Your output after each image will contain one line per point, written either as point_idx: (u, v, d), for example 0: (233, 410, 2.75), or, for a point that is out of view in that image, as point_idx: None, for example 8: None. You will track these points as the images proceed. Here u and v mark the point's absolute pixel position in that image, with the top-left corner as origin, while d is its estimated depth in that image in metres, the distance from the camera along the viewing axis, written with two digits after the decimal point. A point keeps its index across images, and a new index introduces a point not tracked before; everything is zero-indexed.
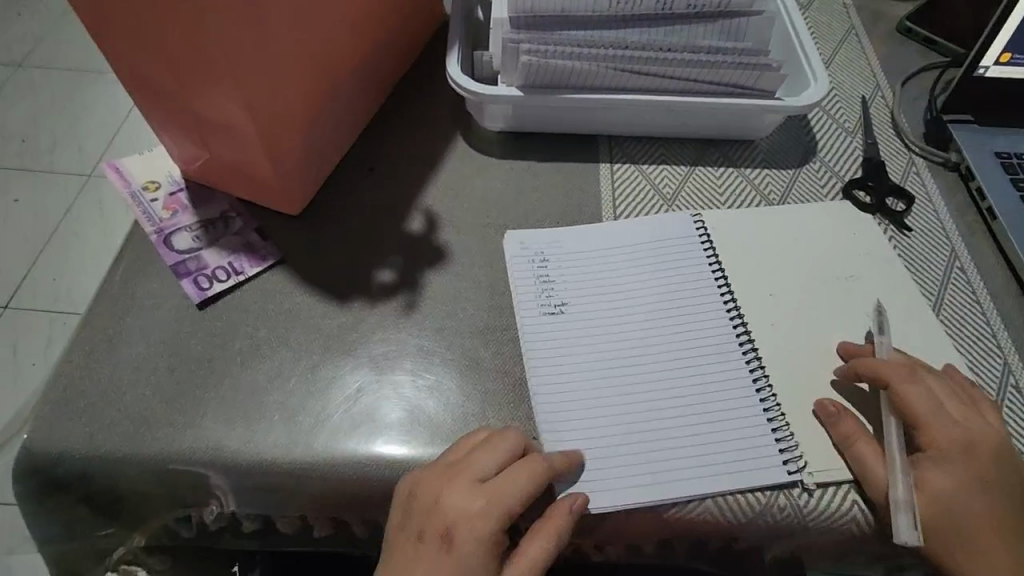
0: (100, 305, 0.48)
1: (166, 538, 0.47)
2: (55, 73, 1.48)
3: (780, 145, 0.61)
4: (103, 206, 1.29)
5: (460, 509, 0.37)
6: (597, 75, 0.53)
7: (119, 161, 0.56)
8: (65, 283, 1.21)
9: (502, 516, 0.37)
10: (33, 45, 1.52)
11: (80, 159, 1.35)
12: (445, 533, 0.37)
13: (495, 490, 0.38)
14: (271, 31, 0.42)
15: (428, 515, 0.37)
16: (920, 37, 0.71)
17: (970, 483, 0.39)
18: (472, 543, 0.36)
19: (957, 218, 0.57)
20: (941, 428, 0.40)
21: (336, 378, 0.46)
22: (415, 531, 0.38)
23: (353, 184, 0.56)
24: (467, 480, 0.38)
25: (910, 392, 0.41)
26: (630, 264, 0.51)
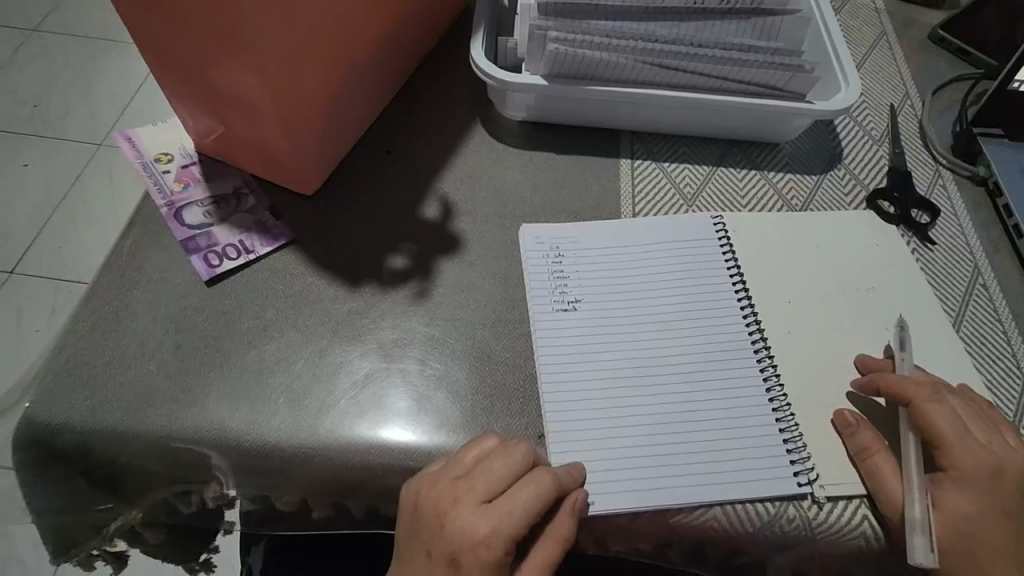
0: (108, 277, 0.47)
1: (165, 514, 0.46)
2: (69, 39, 1.46)
3: (805, 149, 0.59)
4: (111, 176, 1.28)
5: (465, 533, 0.35)
6: (624, 67, 0.52)
7: (132, 131, 0.55)
8: (70, 252, 1.20)
9: (505, 539, 0.35)
10: (47, 10, 1.51)
11: (89, 128, 1.34)
12: (449, 555, 0.35)
13: (499, 513, 0.36)
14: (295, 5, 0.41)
15: (434, 531, 0.36)
16: (954, 45, 0.70)
17: (989, 507, 0.38)
18: (477, 570, 0.35)
19: (982, 235, 0.55)
20: (963, 449, 0.39)
21: (344, 363, 0.45)
22: (422, 550, 0.36)
23: (370, 167, 0.55)
24: (471, 499, 0.37)
25: (935, 410, 0.40)
26: (647, 264, 0.50)
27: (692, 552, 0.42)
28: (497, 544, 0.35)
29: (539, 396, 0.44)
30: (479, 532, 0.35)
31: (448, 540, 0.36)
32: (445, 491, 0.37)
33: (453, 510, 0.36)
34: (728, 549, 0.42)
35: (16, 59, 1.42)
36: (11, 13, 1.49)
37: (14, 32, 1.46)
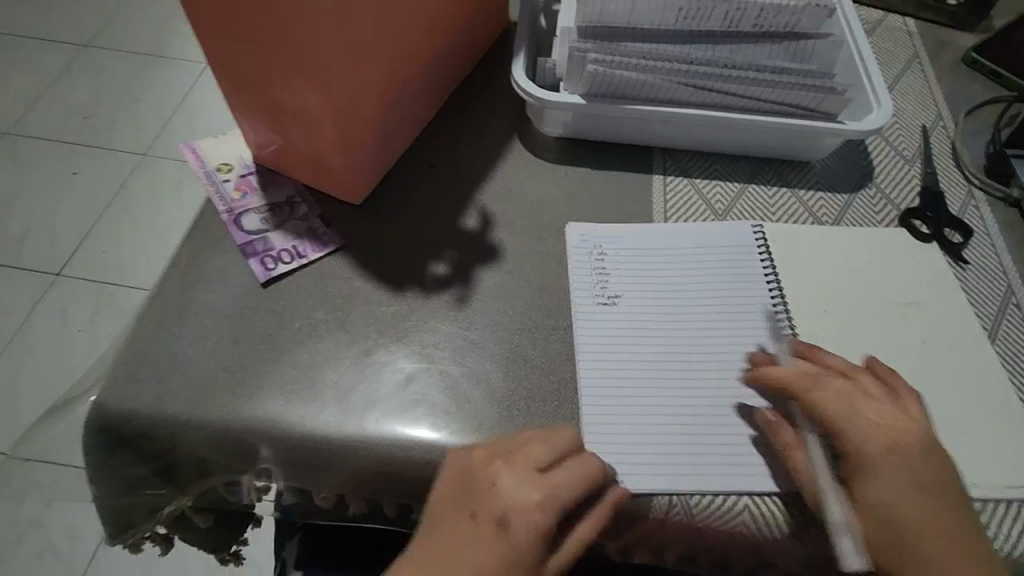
0: (173, 277, 0.50)
1: (213, 500, 0.49)
2: (121, 55, 1.55)
3: (836, 168, 0.61)
4: (156, 184, 1.34)
5: (517, 496, 0.37)
6: (660, 88, 0.54)
7: (195, 142, 0.59)
8: (117, 256, 1.26)
9: (557, 505, 0.37)
10: (103, 27, 1.60)
11: (138, 139, 1.41)
12: (498, 515, 0.37)
13: (551, 480, 0.38)
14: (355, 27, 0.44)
15: (481, 498, 0.38)
16: (986, 68, 0.71)
17: (919, 497, 0.37)
18: (528, 531, 0.36)
19: (1015, 255, 0.56)
20: (853, 434, 0.39)
21: (388, 364, 0.47)
22: (467, 511, 0.38)
23: (414, 179, 0.58)
24: (526, 466, 0.38)
25: (821, 398, 0.41)
26: (686, 265, 0.52)
27: (720, 553, 0.43)
28: (548, 510, 0.37)
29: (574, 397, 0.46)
30: (530, 497, 0.37)
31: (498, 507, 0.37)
32: (493, 465, 0.39)
33: (499, 480, 0.38)
34: (757, 554, 0.43)
35: (73, 74, 1.51)
36: (68, 30, 1.58)
37: (72, 48, 1.55)
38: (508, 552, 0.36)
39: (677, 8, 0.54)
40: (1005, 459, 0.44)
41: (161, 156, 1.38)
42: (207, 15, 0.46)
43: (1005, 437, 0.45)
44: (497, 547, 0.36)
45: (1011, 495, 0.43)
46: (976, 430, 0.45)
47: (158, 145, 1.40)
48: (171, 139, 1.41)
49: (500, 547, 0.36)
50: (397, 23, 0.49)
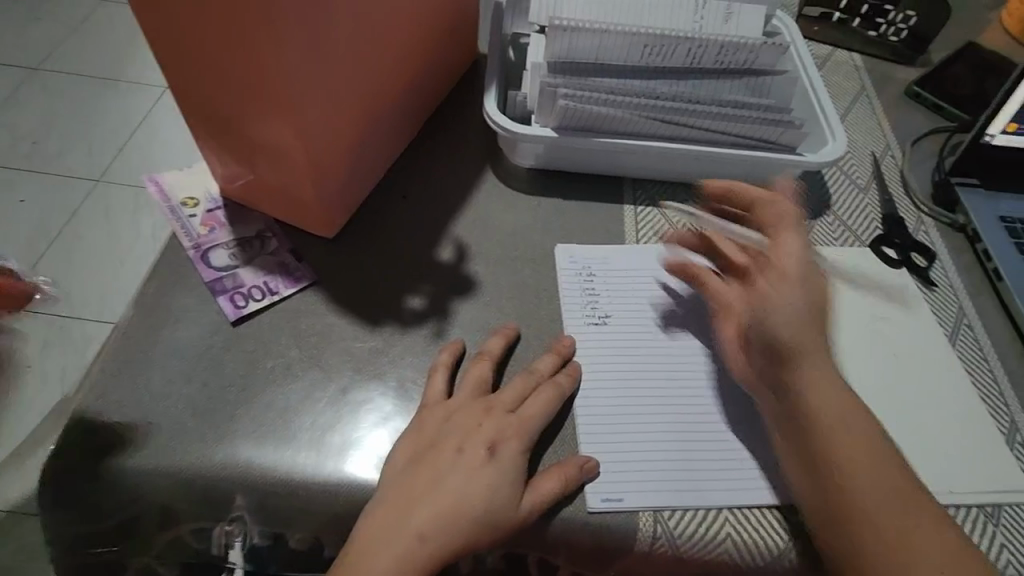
0: (136, 316, 0.49)
1: (178, 552, 0.47)
2: (73, 79, 1.50)
3: (796, 197, 0.63)
4: (109, 211, 1.29)
5: (501, 430, 0.43)
6: (628, 121, 0.55)
7: (160, 175, 0.57)
8: (66, 287, 1.20)
9: (528, 435, 0.43)
10: (52, 50, 1.55)
11: (90, 165, 1.36)
12: (490, 443, 0.42)
13: (524, 417, 0.44)
14: (327, 63, 0.44)
15: (462, 433, 0.42)
16: (928, 101, 0.75)
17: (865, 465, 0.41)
18: (513, 460, 0.42)
19: (965, 278, 0.59)
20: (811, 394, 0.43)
21: (365, 402, 0.46)
22: (452, 445, 0.42)
23: (387, 211, 0.57)
24: (501, 407, 0.44)
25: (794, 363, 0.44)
26: (673, 289, 0.54)
27: None
28: (523, 437, 0.43)
29: (558, 428, 0.46)
30: (508, 427, 0.43)
31: (485, 440, 0.42)
32: (475, 403, 0.44)
33: (486, 414, 0.43)
34: None
35: (19, 97, 1.45)
36: (15, 53, 1.53)
37: (19, 71, 1.50)
38: (498, 477, 0.41)
39: (641, 45, 0.56)
40: (965, 476, 0.46)
41: (115, 182, 1.34)
42: (171, 48, 0.45)
43: (963, 453, 0.48)
44: (483, 470, 0.41)
45: (972, 510, 0.45)
46: (937, 450, 0.47)
47: (112, 172, 1.35)
48: (125, 164, 1.37)
49: (491, 472, 0.41)
50: (366, 57, 0.49)
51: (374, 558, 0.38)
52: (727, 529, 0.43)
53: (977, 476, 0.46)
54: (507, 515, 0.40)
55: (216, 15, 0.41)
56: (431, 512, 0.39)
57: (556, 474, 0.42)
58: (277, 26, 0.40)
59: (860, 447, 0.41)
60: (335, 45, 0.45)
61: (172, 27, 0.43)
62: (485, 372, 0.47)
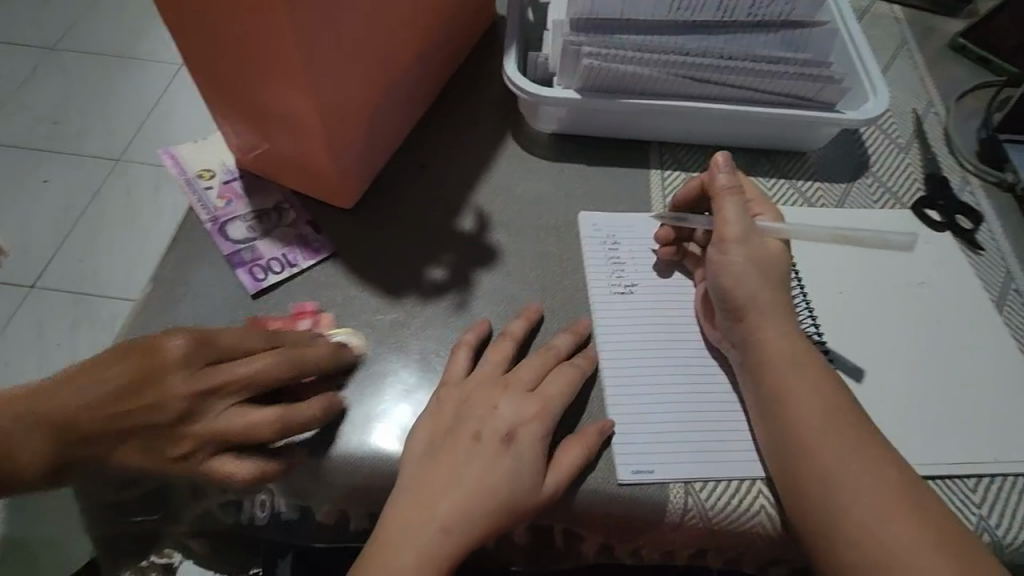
0: (156, 291, 0.48)
1: (207, 523, 0.47)
2: (88, 57, 1.49)
3: (832, 157, 0.60)
4: (128, 190, 1.30)
5: (516, 415, 0.41)
6: (657, 79, 0.53)
7: (174, 147, 0.56)
8: (91, 266, 1.22)
9: (549, 417, 0.41)
10: (67, 28, 1.54)
11: (108, 144, 1.36)
12: (504, 432, 0.40)
13: (543, 396, 0.42)
14: (337, 23, 0.42)
15: (484, 410, 0.41)
16: (973, 54, 0.71)
17: (836, 423, 0.39)
18: (530, 444, 0.40)
19: (1013, 241, 0.56)
20: (775, 350, 0.42)
21: (388, 374, 0.46)
22: (468, 434, 0.40)
23: (405, 180, 0.56)
24: (519, 387, 0.42)
25: (761, 321, 0.43)
26: None
27: (732, 554, 0.43)
28: (544, 419, 0.41)
29: (585, 400, 0.45)
30: (531, 404, 0.41)
31: (509, 417, 0.41)
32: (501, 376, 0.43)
33: (504, 392, 0.42)
34: (774, 553, 0.42)
35: (37, 77, 1.45)
36: (31, 33, 1.52)
37: (36, 51, 1.49)
38: (515, 464, 0.39)
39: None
40: (1013, 446, 0.44)
41: (134, 161, 1.34)
42: (178, 10, 0.43)
43: (1010, 424, 0.45)
44: (499, 459, 0.39)
45: (1018, 480, 0.43)
46: (982, 420, 0.45)
47: (131, 151, 1.35)
48: (143, 143, 1.37)
49: (508, 460, 0.39)
50: (379, 16, 0.46)
51: (400, 531, 0.38)
52: (761, 501, 0.41)
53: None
54: (529, 495, 0.39)
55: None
56: (450, 492, 0.38)
57: (577, 443, 0.41)
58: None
59: (830, 414, 0.40)
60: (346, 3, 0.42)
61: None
62: (508, 347, 0.45)
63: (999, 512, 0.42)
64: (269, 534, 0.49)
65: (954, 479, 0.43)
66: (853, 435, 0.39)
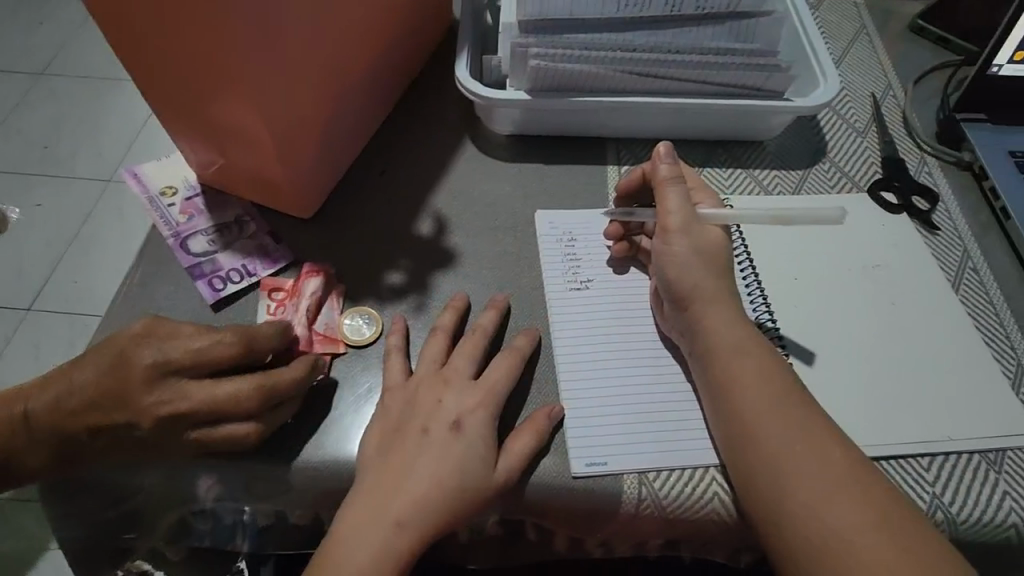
0: (120, 307, 0.49)
1: (181, 532, 0.48)
2: (75, 80, 1.51)
3: (789, 144, 0.61)
4: (118, 209, 1.31)
5: (461, 402, 0.42)
6: (604, 76, 0.53)
7: (138, 167, 0.57)
8: (86, 285, 1.23)
9: (496, 397, 0.43)
10: (57, 52, 1.56)
11: (99, 165, 1.38)
12: (453, 418, 0.41)
13: (486, 379, 0.44)
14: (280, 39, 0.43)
15: (431, 413, 0.42)
16: (933, 35, 0.71)
17: (783, 408, 0.40)
18: (480, 425, 0.41)
19: (970, 219, 0.56)
20: (721, 337, 0.43)
21: (348, 379, 0.47)
22: (419, 424, 0.41)
23: (364, 188, 0.57)
24: (460, 377, 0.44)
25: (707, 309, 0.44)
26: None
27: (690, 541, 0.44)
28: (491, 400, 0.43)
29: (541, 396, 0.46)
30: (480, 403, 0.42)
31: (461, 416, 0.41)
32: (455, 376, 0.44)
33: (447, 386, 0.43)
34: (731, 539, 0.43)
35: (28, 102, 1.47)
36: (19, 59, 1.54)
37: (26, 76, 1.52)
38: (467, 448, 0.40)
39: None
40: (966, 423, 0.45)
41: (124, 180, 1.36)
42: (122, 34, 0.44)
43: (965, 402, 0.46)
44: (451, 444, 0.40)
45: (971, 455, 0.43)
46: (937, 399, 0.46)
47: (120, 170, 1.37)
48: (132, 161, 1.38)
49: (459, 444, 0.40)
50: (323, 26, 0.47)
51: (352, 530, 0.38)
52: (715, 488, 0.42)
53: (977, 424, 0.45)
54: (483, 480, 0.40)
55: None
56: (399, 491, 0.39)
57: (526, 433, 0.42)
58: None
59: (777, 399, 0.40)
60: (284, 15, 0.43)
61: (117, 12, 0.42)
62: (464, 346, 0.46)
63: (952, 488, 0.42)
64: (244, 541, 0.50)
65: (908, 459, 0.43)
66: (799, 418, 0.40)
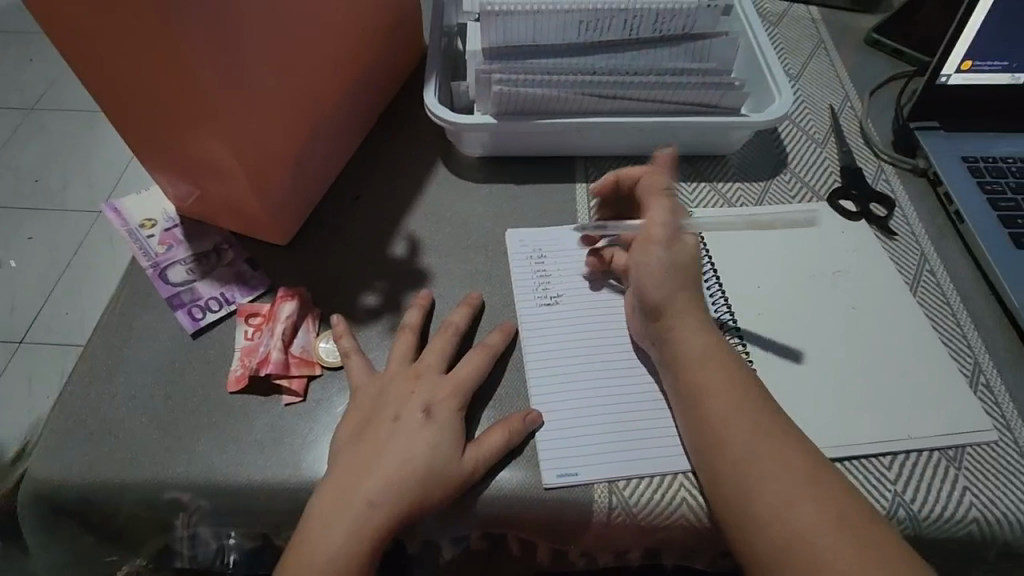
0: (102, 338, 0.50)
1: (166, 560, 0.48)
2: (65, 115, 1.54)
3: (751, 157, 0.63)
4: (109, 240, 1.32)
5: (433, 394, 0.45)
6: (567, 99, 0.55)
7: (118, 201, 0.58)
8: (78, 315, 1.24)
9: (464, 392, 0.46)
10: (47, 88, 1.58)
11: (90, 196, 1.39)
12: (426, 405, 0.44)
13: (458, 374, 0.46)
14: (248, 77, 0.45)
15: (403, 432, 0.43)
16: (888, 48, 0.74)
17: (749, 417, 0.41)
18: (449, 415, 0.44)
19: (926, 223, 0.58)
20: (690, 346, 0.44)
21: (325, 400, 0.48)
22: (388, 416, 0.44)
23: (340, 213, 0.58)
24: (431, 371, 0.46)
25: (678, 319, 0.45)
26: None
27: (663, 548, 0.45)
28: (460, 394, 0.45)
29: (511, 410, 0.47)
30: (450, 395, 0.45)
31: (430, 435, 0.43)
32: (427, 393, 0.45)
33: (417, 379, 0.46)
34: (702, 544, 0.44)
35: (18, 138, 1.49)
36: (11, 96, 1.57)
37: (16, 113, 1.54)
38: (436, 435, 0.43)
39: (576, 22, 0.56)
40: (926, 421, 0.46)
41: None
42: (97, 76, 0.45)
43: (923, 399, 0.47)
44: (421, 432, 0.43)
45: (931, 451, 0.45)
46: (898, 398, 0.47)
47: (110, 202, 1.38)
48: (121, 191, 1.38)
49: (428, 431, 0.43)
50: (291, 60, 0.49)
51: (326, 526, 0.40)
52: (683, 493, 0.43)
53: (937, 422, 0.46)
54: (450, 468, 0.42)
55: (125, 38, 0.41)
56: (371, 472, 0.41)
57: (501, 427, 0.44)
58: (183, 40, 0.40)
59: (744, 407, 0.41)
60: (253, 53, 0.45)
61: (91, 55, 0.44)
62: (436, 363, 0.47)
63: (914, 485, 0.44)
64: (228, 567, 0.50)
65: (871, 458, 0.45)
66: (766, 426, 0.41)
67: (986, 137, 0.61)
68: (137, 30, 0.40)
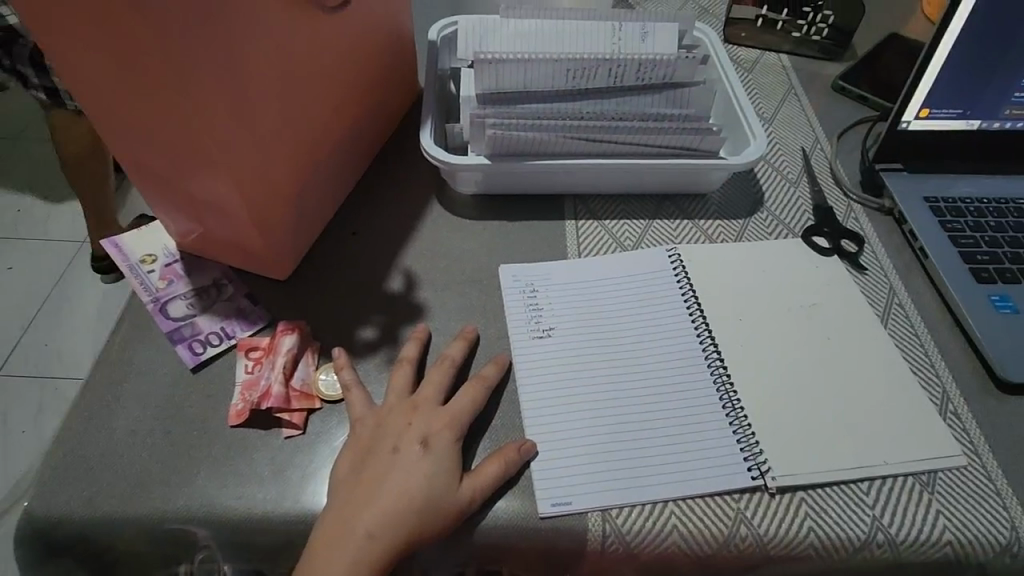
0: (100, 372, 0.51)
1: None
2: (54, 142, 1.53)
3: (731, 196, 0.66)
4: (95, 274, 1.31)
5: (430, 426, 0.46)
6: (556, 141, 0.58)
7: (118, 237, 0.59)
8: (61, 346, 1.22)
9: (460, 425, 0.47)
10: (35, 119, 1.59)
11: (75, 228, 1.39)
12: (422, 437, 0.45)
13: (453, 407, 0.48)
14: (245, 106, 0.47)
15: (401, 464, 0.44)
16: (854, 94, 0.79)
17: None
18: (446, 447, 0.45)
19: (894, 259, 0.62)
20: None
21: (323, 433, 0.49)
22: (388, 447, 0.45)
23: (337, 249, 0.60)
24: (429, 404, 0.48)
25: None
26: (617, 293, 0.57)
27: None
28: (455, 427, 0.47)
29: (506, 441, 0.48)
30: (446, 426, 0.46)
31: (427, 466, 0.44)
32: (423, 425, 0.46)
33: (414, 411, 0.47)
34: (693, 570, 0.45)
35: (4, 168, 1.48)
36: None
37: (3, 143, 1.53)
38: (432, 467, 0.44)
39: (564, 70, 0.60)
40: (900, 447, 0.48)
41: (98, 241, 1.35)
42: (106, 124, 0.47)
43: (897, 426, 0.50)
44: (419, 464, 0.44)
45: (905, 477, 0.47)
46: (873, 426, 0.49)
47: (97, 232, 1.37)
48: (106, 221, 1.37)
49: (425, 463, 0.44)
50: (287, 95, 0.51)
51: (326, 558, 0.41)
52: (672, 521, 0.45)
53: (910, 448, 0.48)
54: (445, 501, 0.43)
55: (132, 84, 0.42)
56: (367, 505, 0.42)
57: (496, 459, 0.45)
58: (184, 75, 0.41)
59: None
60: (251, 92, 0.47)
61: (92, 92, 0.45)
62: (433, 396, 0.48)
63: (890, 509, 0.46)
64: None
65: (848, 484, 0.47)
66: None
67: (946, 178, 0.66)
68: (145, 76, 0.42)
